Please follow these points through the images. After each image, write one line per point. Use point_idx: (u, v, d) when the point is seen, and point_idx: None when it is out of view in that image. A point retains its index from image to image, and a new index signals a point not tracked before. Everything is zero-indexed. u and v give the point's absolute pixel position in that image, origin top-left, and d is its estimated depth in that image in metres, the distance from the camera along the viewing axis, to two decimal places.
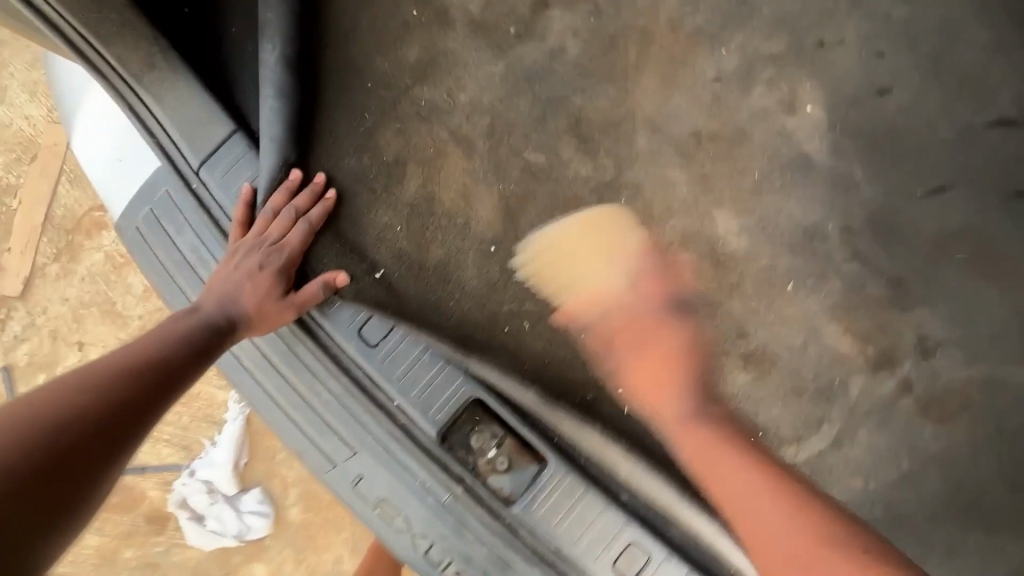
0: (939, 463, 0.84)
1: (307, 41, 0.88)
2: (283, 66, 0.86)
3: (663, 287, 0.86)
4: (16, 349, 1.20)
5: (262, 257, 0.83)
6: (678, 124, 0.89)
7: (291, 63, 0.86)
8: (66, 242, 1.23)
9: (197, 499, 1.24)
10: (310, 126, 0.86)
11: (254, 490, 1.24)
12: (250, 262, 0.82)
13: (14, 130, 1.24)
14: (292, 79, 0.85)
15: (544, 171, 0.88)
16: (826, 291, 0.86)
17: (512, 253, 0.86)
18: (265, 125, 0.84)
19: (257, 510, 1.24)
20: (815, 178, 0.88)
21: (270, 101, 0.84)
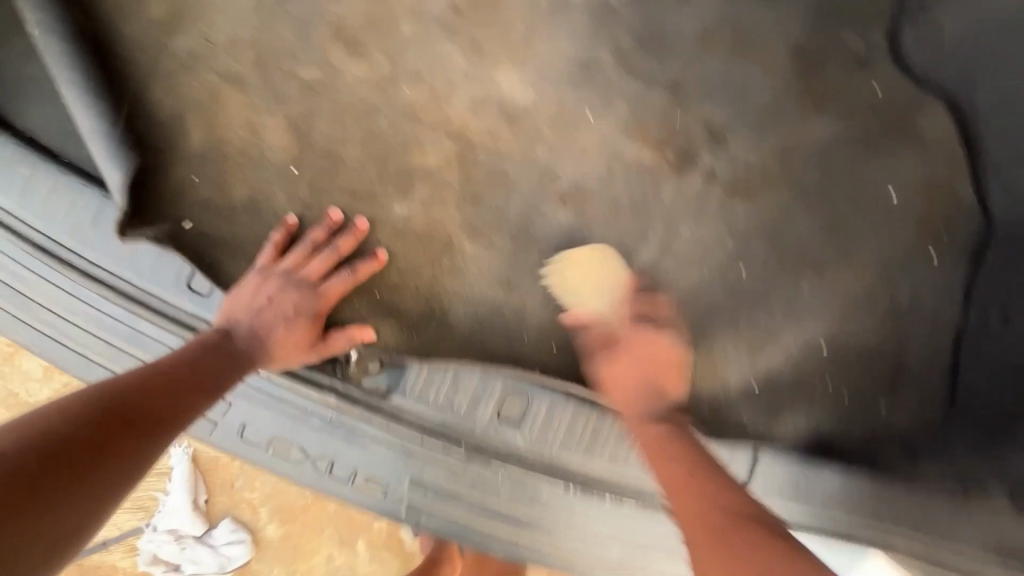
0: (759, 231, 0.91)
1: (92, 37, 0.86)
2: (78, 68, 0.83)
3: (467, 156, 0.90)
4: None
5: (250, 297, 0.80)
6: (436, 2, 0.92)
7: (83, 61, 0.84)
8: None
9: (166, 550, 1.10)
10: (134, 120, 0.85)
11: (223, 522, 1.10)
12: (260, 297, 0.80)
13: None
14: (92, 78, 0.83)
15: (322, 84, 0.90)
16: (616, 112, 0.92)
17: (317, 170, 0.88)
18: (89, 135, 0.82)
19: (233, 540, 1.10)
20: (576, 13, 0.93)
21: (83, 109, 0.82)
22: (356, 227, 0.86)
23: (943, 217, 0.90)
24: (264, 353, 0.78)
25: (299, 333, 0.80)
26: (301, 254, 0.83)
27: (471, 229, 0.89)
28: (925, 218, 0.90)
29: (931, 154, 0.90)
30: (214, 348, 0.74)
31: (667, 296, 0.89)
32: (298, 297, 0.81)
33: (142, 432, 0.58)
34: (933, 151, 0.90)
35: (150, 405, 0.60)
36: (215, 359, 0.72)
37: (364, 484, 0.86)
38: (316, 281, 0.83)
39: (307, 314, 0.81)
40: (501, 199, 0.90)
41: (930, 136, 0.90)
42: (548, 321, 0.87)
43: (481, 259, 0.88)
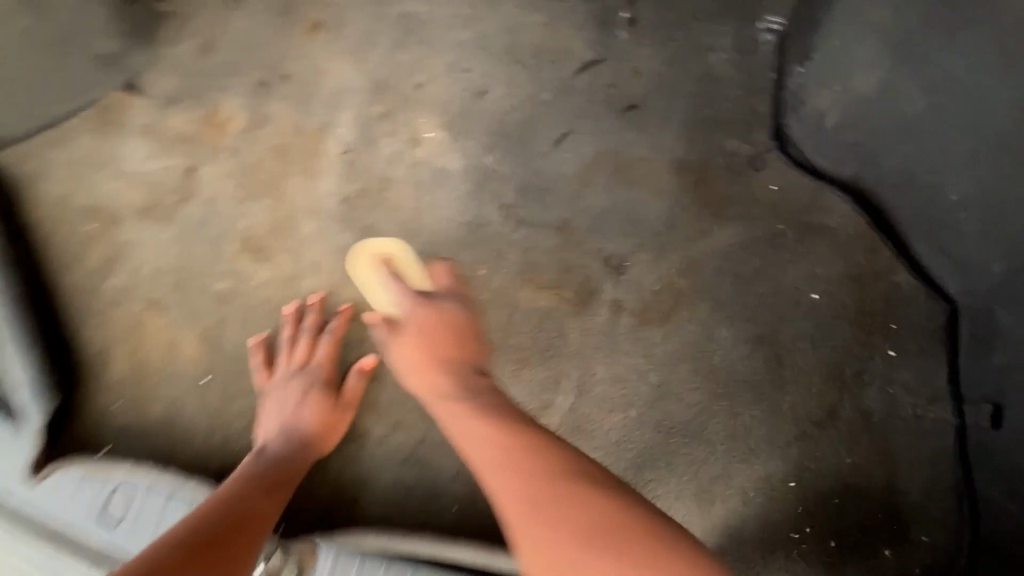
0: (680, 357, 0.82)
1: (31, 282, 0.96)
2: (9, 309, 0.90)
3: (366, 335, 0.90)
4: None
5: (297, 394, 0.83)
6: (330, 200, 0.99)
7: (17, 302, 0.92)
8: None
9: None
10: (60, 355, 0.92)
11: None
12: (298, 395, 0.83)
13: None
14: (22, 317, 0.91)
15: (231, 293, 0.96)
16: (508, 263, 0.91)
17: (226, 375, 0.91)
18: (13, 376, 0.88)
19: None
20: (456, 182, 0.98)
21: (8, 350, 0.88)
22: (342, 312, 0.90)
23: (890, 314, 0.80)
24: (304, 447, 0.79)
25: (317, 407, 0.82)
26: (304, 350, 0.87)
27: (376, 409, 0.86)
28: (867, 315, 0.80)
29: (851, 250, 0.83)
30: (262, 468, 0.73)
31: (590, 447, 0.80)
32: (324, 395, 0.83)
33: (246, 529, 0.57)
34: (848, 244, 0.83)
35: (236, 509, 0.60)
36: (273, 477, 0.71)
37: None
38: (334, 399, 0.84)
39: (330, 419, 0.82)
40: None
41: (839, 229, 0.84)
42: (466, 498, 0.81)
43: (388, 439, 0.85)
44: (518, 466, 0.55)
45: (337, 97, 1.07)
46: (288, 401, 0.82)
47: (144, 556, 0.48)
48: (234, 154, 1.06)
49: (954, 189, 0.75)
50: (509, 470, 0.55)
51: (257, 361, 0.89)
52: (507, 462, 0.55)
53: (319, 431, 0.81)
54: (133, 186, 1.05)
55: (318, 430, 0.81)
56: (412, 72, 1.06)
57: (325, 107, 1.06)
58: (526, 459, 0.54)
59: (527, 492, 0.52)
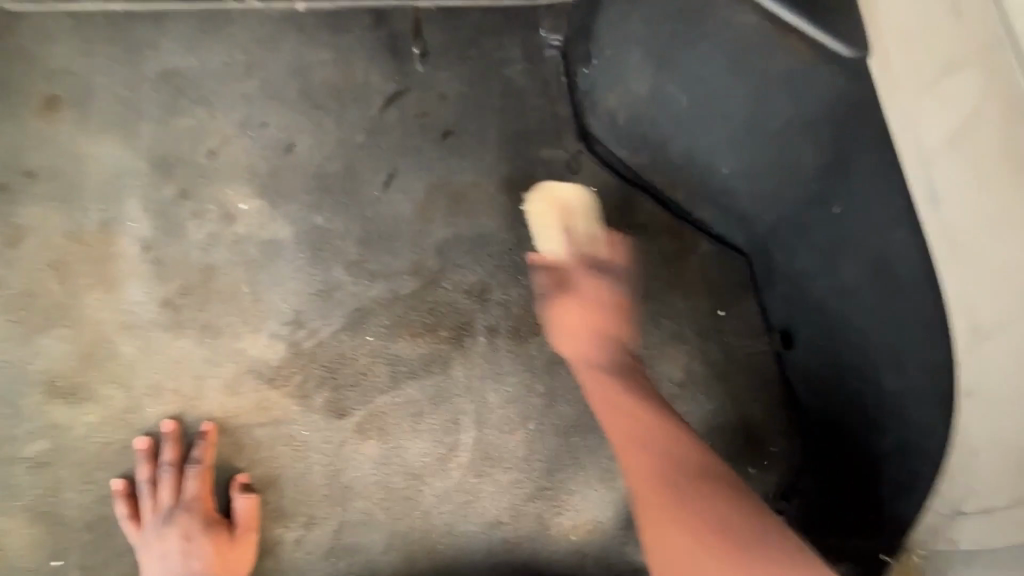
0: (558, 360, 0.90)
1: None
2: None
3: (243, 441, 0.83)
4: None
5: (180, 545, 0.76)
6: (146, 308, 0.86)
7: None
8: None
9: None
10: None
11: None
12: (181, 546, 0.76)
13: None
14: None
15: (53, 452, 0.80)
16: (374, 320, 0.89)
17: (82, 547, 0.77)
18: None
19: None
20: (292, 249, 0.91)
21: None
22: (204, 434, 0.82)
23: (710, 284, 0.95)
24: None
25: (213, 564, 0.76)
26: (172, 492, 0.78)
27: (280, 515, 0.81)
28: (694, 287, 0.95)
29: (666, 238, 0.97)
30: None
31: (504, 470, 0.85)
32: (212, 535, 0.77)
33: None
34: (660, 232, 0.97)
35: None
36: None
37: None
38: (223, 534, 0.78)
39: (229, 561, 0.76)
40: (299, 466, 0.83)
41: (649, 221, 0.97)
42: (402, 563, 0.81)
43: (305, 540, 0.80)
44: (624, 419, 0.74)
45: (111, 186, 0.91)
46: (172, 556, 0.76)
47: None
48: None
49: (724, 164, 0.86)
50: (640, 453, 0.70)
51: (123, 513, 0.77)
52: (632, 446, 0.71)
53: (217, 573, 0.76)
54: None
55: (216, 573, 0.76)
56: (198, 139, 0.94)
57: (100, 201, 0.90)
58: (646, 412, 0.73)
59: (658, 457, 0.68)
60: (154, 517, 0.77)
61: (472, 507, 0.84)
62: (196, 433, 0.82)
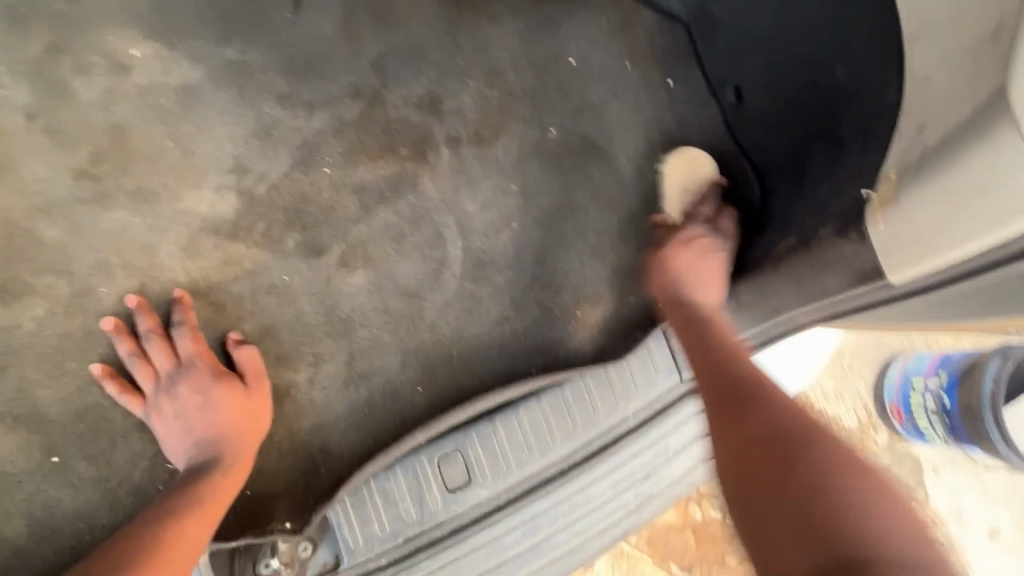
0: (529, 158, 0.88)
1: None
2: None
3: (222, 299, 0.77)
4: None
5: (191, 405, 0.72)
6: (59, 183, 0.75)
7: None
8: None
9: None
10: None
11: None
12: (193, 405, 0.72)
13: None
14: None
15: (5, 354, 0.71)
16: (327, 152, 0.83)
17: (77, 439, 0.71)
18: None
19: None
20: (212, 92, 0.80)
21: None
22: (180, 299, 0.76)
23: (655, 61, 0.93)
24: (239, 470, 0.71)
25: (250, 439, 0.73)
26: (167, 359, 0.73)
27: (285, 361, 0.78)
28: (644, 64, 0.93)
29: (603, 24, 0.93)
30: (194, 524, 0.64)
31: (499, 270, 0.85)
32: (222, 390, 0.73)
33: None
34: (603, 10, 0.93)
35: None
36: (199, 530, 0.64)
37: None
38: (234, 387, 0.73)
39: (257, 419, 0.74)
40: (291, 311, 0.79)
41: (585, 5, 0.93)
42: (421, 376, 0.81)
43: (318, 378, 0.79)
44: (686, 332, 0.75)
45: None
46: (186, 416, 0.72)
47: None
48: None
49: None
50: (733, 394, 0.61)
51: (115, 391, 0.71)
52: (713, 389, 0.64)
53: (240, 424, 0.72)
54: None
55: (237, 425, 0.72)
56: None
57: None
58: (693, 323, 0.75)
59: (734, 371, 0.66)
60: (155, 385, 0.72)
61: (476, 310, 0.84)
62: (172, 300, 0.76)
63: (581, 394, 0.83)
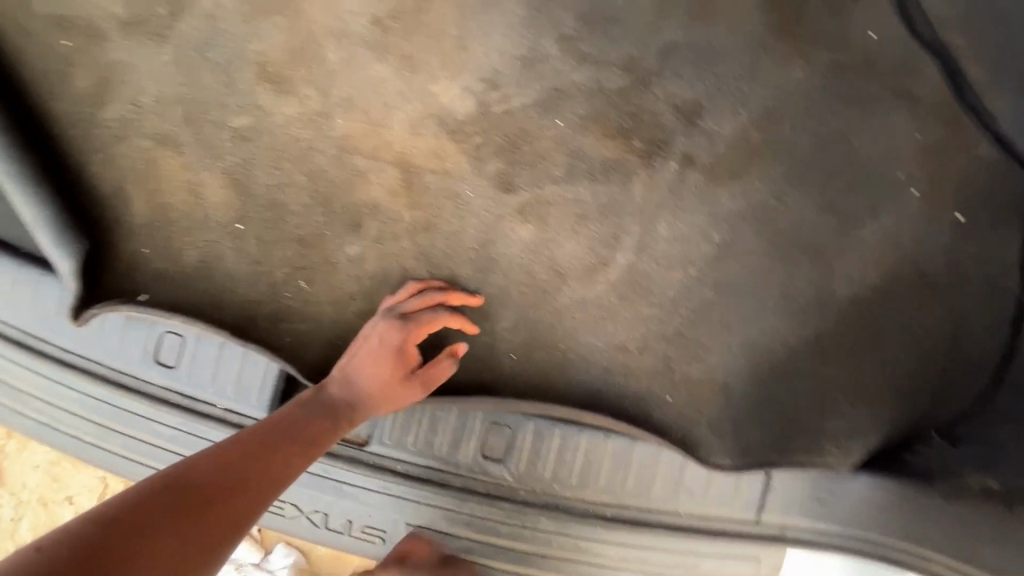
0: (748, 218, 0.80)
1: (26, 122, 0.85)
2: (13, 153, 0.82)
3: (414, 180, 0.84)
4: None
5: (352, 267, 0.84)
6: (359, 21, 0.85)
7: (19, 145, 0.82)
8: None
9: None
10: (75, 201, 0.84)
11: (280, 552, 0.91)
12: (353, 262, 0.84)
13: None
14: (31, 163, 0.82)
15: (254, 129, 0.85)
16: (570, 107, 0.82)
17: (261, 222, 0.84)
18: (33, 227, 0.81)
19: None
20: (510, 5, 0.83)
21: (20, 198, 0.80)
22: (387, 161, 0.84)
23: (950, 197, 0.78)
24: (365, 398, 0.74)
25: (393, 375, 0.75)
26: (355, 204, 0.84)
27: (427, 260, 0.83)
28: (938, 195, 0.78)
29: (916, 129, 0.79)
30: (303, 406, 0.70)
31: (648, 301, 0.80)
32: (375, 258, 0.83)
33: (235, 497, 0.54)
34: (928, 116, 0.79)
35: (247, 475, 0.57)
36: (310, 415, 0.70)
37: (363, 532, 0.83)
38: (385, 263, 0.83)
39: (394, 337, 0.76)
40: (457, 223, 0.83)
41: (917, 97, 0.79)
42: (523, 347, 0.80)
43: None
44: None
45: None
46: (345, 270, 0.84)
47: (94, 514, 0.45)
48: None
49: None
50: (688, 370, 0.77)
51: (308, 206, 0.84)
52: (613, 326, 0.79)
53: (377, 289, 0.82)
54: None
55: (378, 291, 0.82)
56: None
57: None
58: None
59: None
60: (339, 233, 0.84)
61: (604, 321, 0.80)
62: (380, 158, 0.84)
63: (653, 462, 0.77)
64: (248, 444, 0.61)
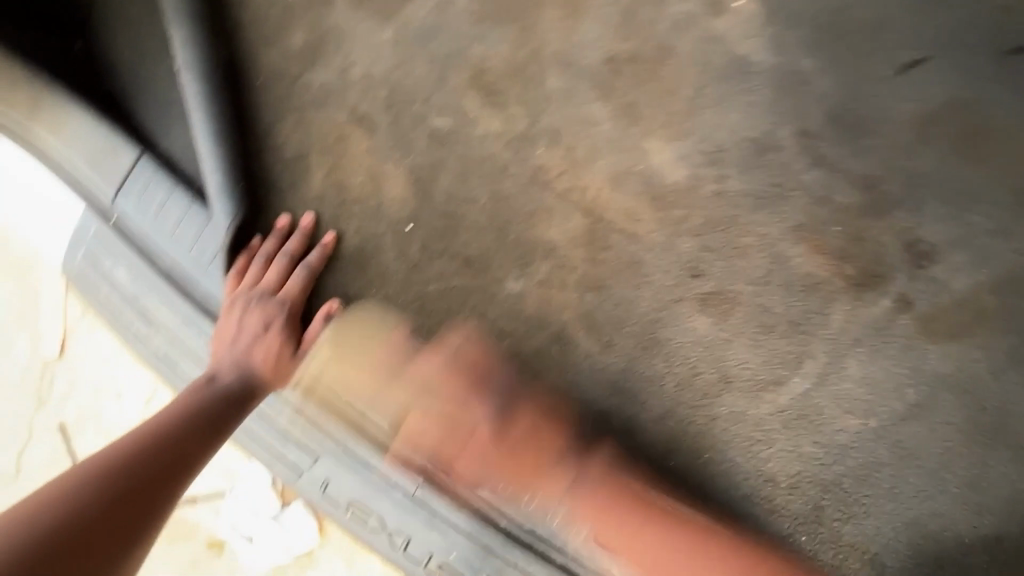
0: (953, 387, 0.71)
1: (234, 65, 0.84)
2: (212, 101, 0.80)
3: (599, 234, 0.78)
4: None
5: (509, 304, 0.79)
6: (592, 54, 0.79)
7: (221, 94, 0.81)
8: None
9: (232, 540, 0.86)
10: (256, 160, 0.83)
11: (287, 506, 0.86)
12: (511, 299, 0.79)
13: None
14: (227, 116, 0.81)
15: (452, 133, 0.81)
16: (790, 208, 0.75)
17: (431, 229, 0.80)
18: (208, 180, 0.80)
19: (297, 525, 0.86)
20: (758, 83, 0.76)
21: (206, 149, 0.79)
22: (578, 206, 0.79)
23: None
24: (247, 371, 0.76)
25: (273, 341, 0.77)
26: (532, 240, 0.79)
27: (588, 321, 0.77)
28: None
29: None
30: (209, 392, 0.72)
31: (813, 440, 0.73)
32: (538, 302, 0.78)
33: (161, 472, 0.61)
34: None
35: (182, 434, 0.66)
36: (228, 400, 0.72)
37: (438, 569, 0.79)
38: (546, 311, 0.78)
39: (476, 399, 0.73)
40: (631, 292, 0.77)
41: None
42: (665, 444, 0.75)
43: (598, 358, 0.77)
44: None
45: None
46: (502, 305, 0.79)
47: (49, 510, 0.52)
48: None
49: None
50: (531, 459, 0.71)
51: (484, 228, 0.80)
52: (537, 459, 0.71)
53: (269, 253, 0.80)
54: None
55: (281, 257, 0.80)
56: None
57: None
58: None
59: None
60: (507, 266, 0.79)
61: (759, 447, 0.73)
62: (571, 201, 0.79)
63: None
64: (177, 420, 0.67)
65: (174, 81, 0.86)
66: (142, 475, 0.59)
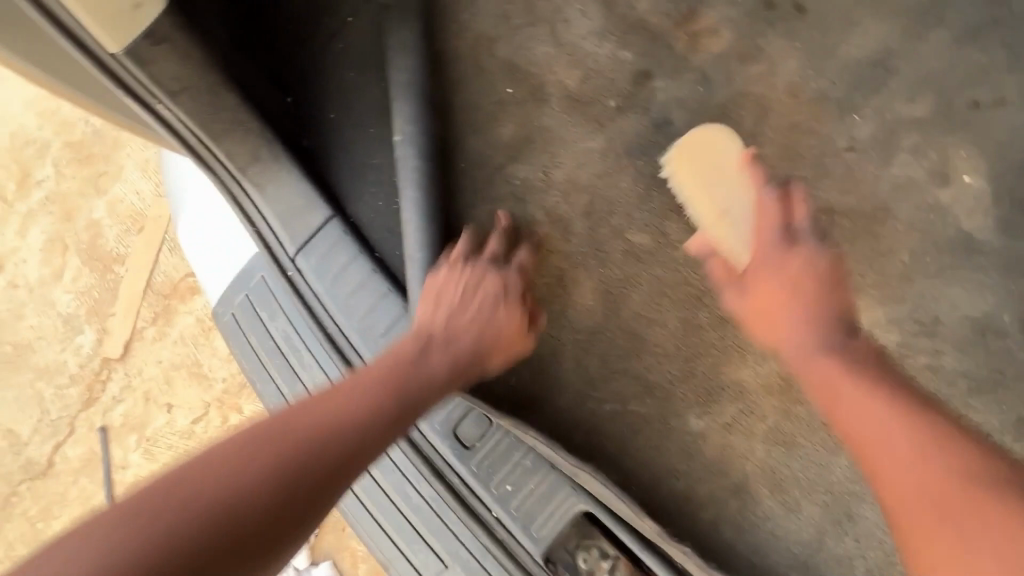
0: None
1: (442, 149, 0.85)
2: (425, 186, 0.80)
3: (793, 386, 0.74)
4: (113, 412, 1.18)
5: (687, 441, 0.73)
6: (807, 201, 0.78)
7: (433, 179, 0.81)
8: (161, 306, 1.21)
9: None
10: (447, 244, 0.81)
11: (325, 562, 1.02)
12: (688, 436, 0.73)
13: (123, 205, 1.25)
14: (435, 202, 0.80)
15: (649, 251, 0.79)
16: (1005, 400, 0.71)
17: (615, 346, 0.76)
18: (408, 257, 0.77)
19: None
20: (981, 264, 0.74)
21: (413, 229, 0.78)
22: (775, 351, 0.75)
23: None
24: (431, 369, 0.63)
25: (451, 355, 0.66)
26: (721, 379, 0.75)
27: (773, 479, 0.71)
28: None
29: None
30: (410, 377, 0.61)
31: None
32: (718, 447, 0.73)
33: (323, 478, 0.48)
34: None
35: (373, 433, 0.54)
36: (415, 400, 0.60)
37: None
38: (726, 455, 0.72)
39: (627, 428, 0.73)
40: (822, 456, 0.71)
41: None
42: None
43: (779, 523, 0.70)
44: None
45: (858, 73, 0.81)
46: (679, 439, 0.73)
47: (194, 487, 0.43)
48: (704, 84, 0.84)
49: None
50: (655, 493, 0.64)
51: (670, 356, 0.76)
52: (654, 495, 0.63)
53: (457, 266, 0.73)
54: (573, 66, 0.87)
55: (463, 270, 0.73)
56: (974, 85, 0.79)
57: (840, 75, 0.81)
58: None
59: None
60: (691, 402, 0.74)
61: None
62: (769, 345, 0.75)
63: None
64: (375, 414, 0.55)
65: (376, 148, 0.86)
66: (297, 483, 0.47)
